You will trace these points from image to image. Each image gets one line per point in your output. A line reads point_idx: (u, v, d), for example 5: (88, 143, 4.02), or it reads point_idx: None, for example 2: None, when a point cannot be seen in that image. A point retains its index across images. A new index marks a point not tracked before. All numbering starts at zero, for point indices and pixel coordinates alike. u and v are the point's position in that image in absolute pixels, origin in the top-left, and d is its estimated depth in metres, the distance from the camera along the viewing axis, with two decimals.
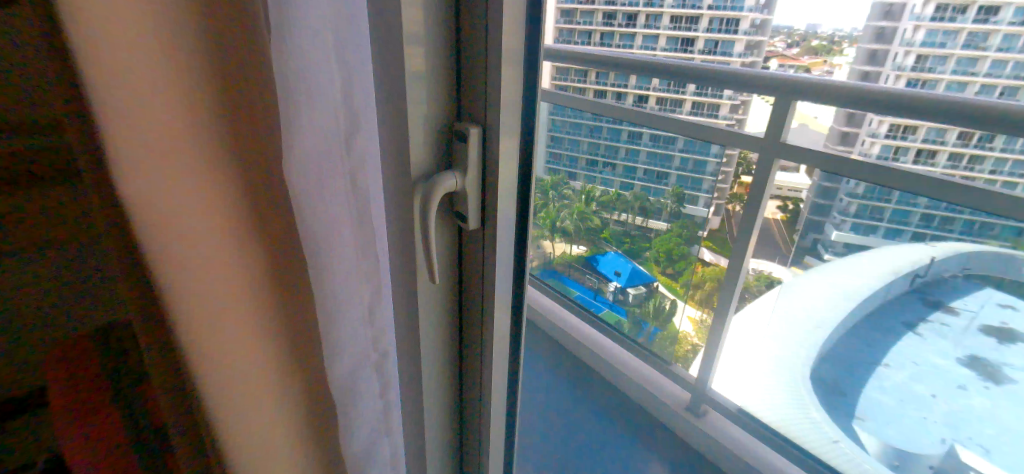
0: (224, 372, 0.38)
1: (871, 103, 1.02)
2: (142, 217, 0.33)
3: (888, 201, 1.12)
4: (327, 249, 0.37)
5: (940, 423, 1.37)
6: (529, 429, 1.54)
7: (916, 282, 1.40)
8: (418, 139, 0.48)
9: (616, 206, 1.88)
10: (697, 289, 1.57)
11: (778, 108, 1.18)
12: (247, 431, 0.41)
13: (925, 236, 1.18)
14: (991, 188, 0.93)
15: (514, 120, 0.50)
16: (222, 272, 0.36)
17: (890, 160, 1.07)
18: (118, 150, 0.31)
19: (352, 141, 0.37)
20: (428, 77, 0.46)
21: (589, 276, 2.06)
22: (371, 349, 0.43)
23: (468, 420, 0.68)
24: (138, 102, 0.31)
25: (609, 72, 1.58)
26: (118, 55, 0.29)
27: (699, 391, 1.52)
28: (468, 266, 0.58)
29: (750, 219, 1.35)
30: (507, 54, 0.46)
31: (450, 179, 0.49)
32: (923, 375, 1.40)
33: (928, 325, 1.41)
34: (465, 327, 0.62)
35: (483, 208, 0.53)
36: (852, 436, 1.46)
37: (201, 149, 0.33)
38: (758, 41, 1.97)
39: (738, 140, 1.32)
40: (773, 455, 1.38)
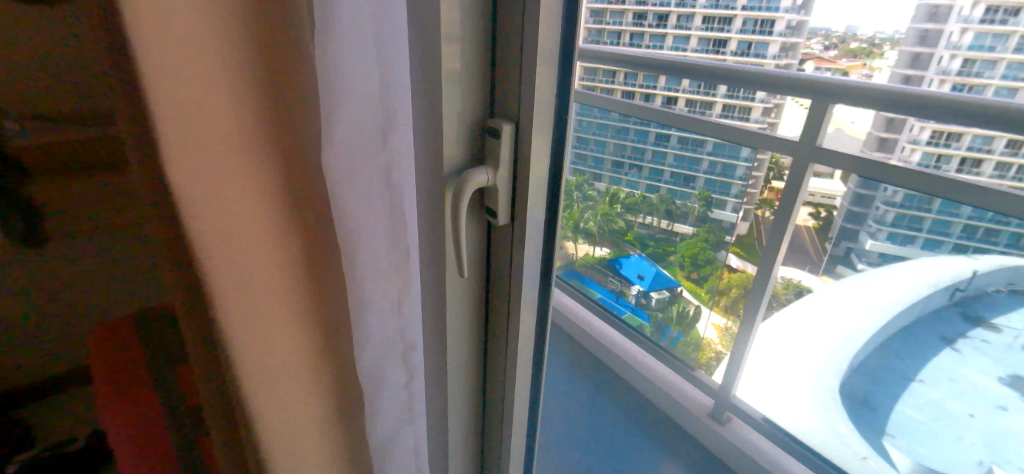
0: (258, 358, 0.39)
1: (914, 107, 0.99)
2: (188, 206, 0.34)
3: (928, 210, 1.08)
4: (364, 234, 0.40)
5: (977, 444, 1.32)
6: (549, 428, 1.54)
7: (956, 296, 1.34)
8: (451, 135, 0.48)
9: (641, 208, 1.86)
10: (723, 296, 1.55)
11: (814, 112, 1.15)
12: (277, 420, 0.42)
13: (967, 247, 1.15)
14: None
15: (546, 119, 0.50)
16: (257, 262, 0.37)
17: (932, 167, 1.02)
18: (170, 141, 0.33)
19: (389, 131, 0.39)
20: (463, 74, 0.46)
21: (612, 278, 2.03)
22: (400, 329, 0.46)
23: (491, 414, 0.69)
24: (189, 96, 0.32)
25: (638, 73, 1.57)
26: (173, 51, 0.31)
27: (723, 399, 1.49)
28: (496, 263, 0.58)
29: (781, 226, 1.32)
30: (542, 52, 0.46)
31: (482, 175, 0.50)
32: (962, 393, 1.34)
33: (968, 340, 1.34)
34: (491, 324, 0.62)
35: (513, 203, 0.54)
36: (881, 452, 1.42)
37: (241, 142, 0.34)
38: (793, 44, 1.91)
39: (771, 144, 1.29)
40: (797, 465, 1.35)
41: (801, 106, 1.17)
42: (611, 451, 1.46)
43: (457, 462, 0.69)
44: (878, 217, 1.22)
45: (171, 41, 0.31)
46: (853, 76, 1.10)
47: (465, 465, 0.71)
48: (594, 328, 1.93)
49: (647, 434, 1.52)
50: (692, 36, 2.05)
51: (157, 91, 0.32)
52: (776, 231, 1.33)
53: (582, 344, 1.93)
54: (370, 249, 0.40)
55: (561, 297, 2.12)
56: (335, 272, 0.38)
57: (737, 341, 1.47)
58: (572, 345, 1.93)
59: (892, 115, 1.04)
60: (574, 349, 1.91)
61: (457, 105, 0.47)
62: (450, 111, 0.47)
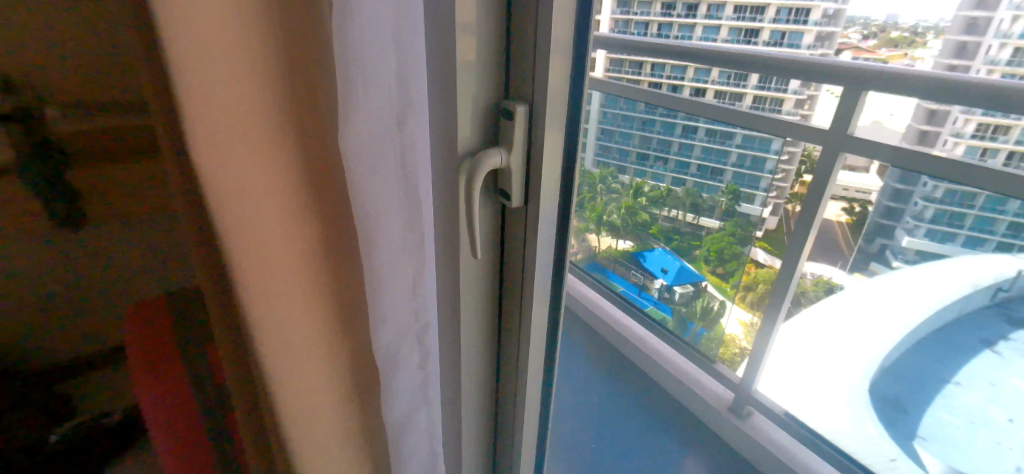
0: (279, 338, 0.42)
1: (960, 94, 0.94)
2: (217, 193, 0.37)
3: (971, 207, 1.05)
4: (376, 232, 0.37)
5: (1017, 451, 1.24)
6: (566, 416, 1.54)
7: (997, 296, 1.30)
8: (466, 117, 0.48)
9: (666, 202, 1.83)
10: (749, 291, 1.54)
11: (846, 101, 1.13)
12: (295, 402, 0.44)
13: (1012, 247, 1.11)
14: None
15: (560, 105, 0.50)
16: (275, 256, 0.39)
17: (977, 159, 0.97)
18: (197, 132, 0.35)
19: (404, 115, 0.37)
20: (478, 60, 0.46)
21: (635, 272, 2.01)
22: (415, 327, 0.43)
23: (503, 398, 0.70)
24: (214, 93, 0.34)
25: (665, 64, 1.55)
26: (201, 51, 0.33)
27: (742, 392, 1.47)
28: (510, 250, 0.59)
29: (808, 220, 1.29)
30: (556, 37, 0.46)
31: (495, 156, 0.49)
32: (1001, 398, 1.28)
33: (1009, 343, 1.30)
34: (503, 309, 0.63)
35: (526, 188, 0.53)
36: (913, 456, 1.36)
37: (259, 143, 0.35)
38: (830, 34, 1.82)
39: (810, 135, 1.25)
40: (818, 461, 1.32)
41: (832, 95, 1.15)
42: (631, 444, 1.46)
43: (470, 446, 0.70)
44: (915, 213, 1.18)
45: (198, 45, 0.32)
46: (893, 63, 1.06)
47: (478, 450, 0.72)
48: (616, 321, 1.92)
49: (666, 427, 1.51)
50: (723, 26, 1.99)
51: (185, 93, 0.34)
52: (801, 221, 1.30)
53: (602, 335, 1.93)
54: (387, 248, 0.38)
55: (583, 289, 2.13)
56: (350, 268, 0.39)
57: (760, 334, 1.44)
58: (591, 338, 1.93)
59: (933, 106, 0.99)
60: (594, 342, 1.90)
61: (470, 89, 0.47)
62: (464, 95, 0.47)
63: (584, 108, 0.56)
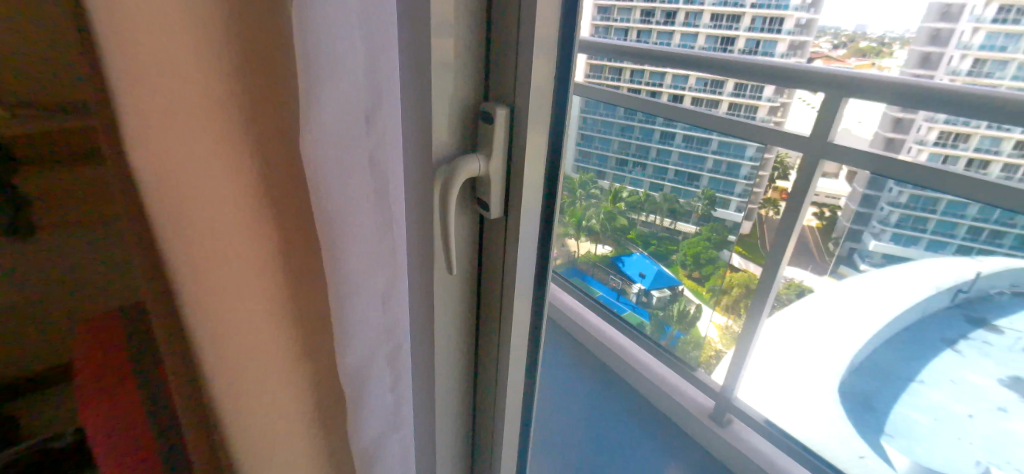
0: (239, 327, 0.42)
1: (929, 100, 0.96)
2: (174, 180, 0.38)
3: (934, 212, 1.09)
4: (344, 232, 0.38)
5: (977, 445, 1.31)
6: (548, 425, 1.54)
7: (958, 297, 1.33)
8: (441, 122, 0.47)
9: (644, 206, 1.84)
10: (724, 295, 1.56)
11: (824, 113, 1.14)
12: (257, 407, 0.45)
13: (971, 250, 1.15)
14: None
15: (544, 110, 0.49)
16: (238, 262, 0.40)
17: (942, 163, 1.00)
18: (155, 118, 0.36)
19: (373, 114, 0.37)
20: (454, 64, 0.45)
21: (613, 276, 2.02)
22: (385, 327, 0.43)
23: (482, 410, 0.68)
24: (175, 81, 0.35)
25: (643, 71, 1.57)
26: (160, 39, 0.34)
27: (723, 400, 1.47)
28: (489, 257, 0.57)
29: (790, 223, 1.29)
30: (538, 43, 0.45)
31: (473, 164, 0.48)
32: (963, 393, 1.33)
33: (969, 342, 1.34)
34: (482, 318, 0.62)
35: (506, 197, 0.52)
36: (881, 454, 1.41)
37: (228, 153, 0.37)
38: (802, 42, 1.85)
39: (788, 142, 1.26)
40: (795, 466, 1.34)
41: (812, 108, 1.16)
42: (611, 450, 1.47)
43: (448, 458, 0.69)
44: (882, 217, 1.22)
45: (158, 33, 0.34)
46: (867, 70, 1.07)
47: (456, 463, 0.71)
48: (595, 327, 1.92)
49: (645, 433, 1.53)
50: (700, 33, 2.01)
51: (142, 80, 0.35)
52: (773, 229, 1.34)
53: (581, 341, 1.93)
54: (358, 247, 0.39)
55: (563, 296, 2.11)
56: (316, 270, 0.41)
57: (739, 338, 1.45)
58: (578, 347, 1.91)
59: (902, 113, 1.01)
60: (574, 348, 1.90)
61: (447, 93, 0.46)
62: (439, 98, 0.46)
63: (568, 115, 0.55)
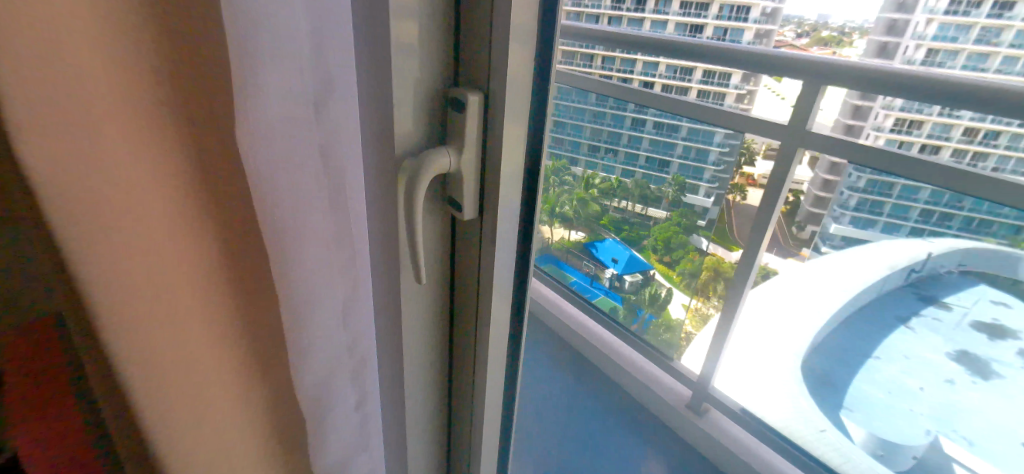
0: (179, 359, 0.39)
1: (892, 87, 0.99)
2: (82, 212, 0.32)
3: (890, 195, 1.14)
4: (294, 230, 0.37)
5: (927, 415, 1.39)
6: (527, 415, 1.55)
7: (911, 276, 1.40)
8: (405, 111, 0.46)
9: (616, 193, 1.87)
10: (694, 278, 1.63)
11: (808, 89, 1.13)
12: (199, 434, 0.42)
13: (923, 231, 1.21)
14: (1005, 178, 0.92)
15: (521, 100, 0.48)
16: (172, 280, 0.37)
17: (896, 146, 1.05)
18: (46, 137, 0.29)
19: (323, 104, 0.36)
20: (423, 57, 0.45)
21: (586, 262, 2.05)
22: (341, 323, 0.43)
23: (460, 402, 0.69)
24: (84, 91, 0.30)
25: (615, 57, 1.57)
26: (62, 40, 0.28)
27: (700, 390, 1.48)
28: (465, 249, 0.57)
29: (765, 216, 1.30)
30: (514, 36, 0.45)
31: (444, 158, 0.48)
32: (915, 369, 1.41)
33: (921, 319, 1.42)
34: (456, 308, 0.62)
35: (481, 192, 0.52)
36: (841, 428, 1.47)
37: (154, 160, 0.34)
38: (767, 31, 1.88)
39: (763, 131, 1.27)
40: (774, 456, 1.35)
41: (779, 99, 1.18)
42: (591, 439, 1.48)
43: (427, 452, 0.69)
44: (840, 201, 1.29)
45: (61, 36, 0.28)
46: (840, 56, 1.09)
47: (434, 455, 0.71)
48: (574, 318, 1.92)
49: (623, 420, 1.55)
50: (670, 21, 1.98)
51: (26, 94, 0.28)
52: (745, 216, 1.36)
53: (554, 328, 1.94)
54: (309, 247, 0.38)
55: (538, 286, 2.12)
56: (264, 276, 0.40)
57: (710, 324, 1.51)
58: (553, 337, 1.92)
59: (862, 102, 1.05)
60: (551, 338, 1.92)
61: (413, 81, 0.45)
62: (404, 86, 0.45)
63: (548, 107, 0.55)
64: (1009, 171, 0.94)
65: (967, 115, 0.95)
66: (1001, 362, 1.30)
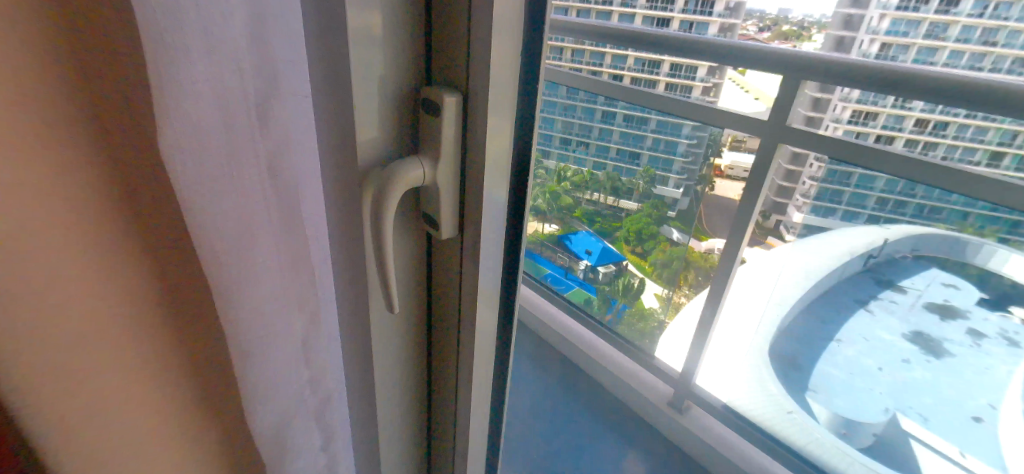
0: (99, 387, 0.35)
1: (860, 80, 1.01)
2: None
3: (848, 184, 1.20)
4: (232, 264, 0.33)
5: (885, 394, 1.47)
6: (515, 421, 1.52)
7: (869, 262, 1.45)
8: (370, 116, 0.42)
9: (588, 185, 1.90)
10: (665, 268, 1.70)
11: (787, 88, 1.14)
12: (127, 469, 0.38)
13: (879, 219, 1.27)
14: (968, 168, 0.95)
15: (507, 97, 0.44)
16: (86, 303, 0.33)
17: (856, 137, 1.09)
18: None
19: (267, 113, 0.32)
20: (390, 58, 0.41)
21: (561, 254, 2.05)
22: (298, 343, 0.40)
23: (447, 417, 0.66)
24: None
25: (584, 50, 1.58)
26: None
27: (681, 387, 1.49)
28: (445, 262, 0.53)
29: (745, 217, 1.33)
30: (502, 35, 0.40)
31: (416, 171, 0.44)
32: (873, 349, 1.48)
33: (880, 303, 1.47)
34: (437, 318, 0.59)
35: (459, 212, 0.49)
36: (804, 407, 1.56)
37: (58, 171, 0.30)
38: (730, 25, 1.90)
39: (740, 125, 1.28)
40: (755, 451, 1.38)
41: (751, 98, 1.23)
42: (580, 445, 1.45)
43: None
44: (803, 191, 1.31)
45: None
46: (801, 48, 1.12)
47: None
48: (551, 317, 1.94)
49: (607, 424, 1.53)
50: (637, 14, 1.98)
51: None
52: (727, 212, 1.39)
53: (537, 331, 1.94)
54: (261, 272, 0.35)
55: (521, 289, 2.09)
56: (200, 294, 0.36)
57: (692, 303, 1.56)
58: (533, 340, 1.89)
59: (820, 92, 1.11)
60: (532, 339, 1.90)
61: (377, 80, 0.41)
62: (369, 86, 0.41)
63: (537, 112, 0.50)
64: (962, 161, 0.99)
65: (919, 106, 1.01)
66: (953, 341, 1.37)
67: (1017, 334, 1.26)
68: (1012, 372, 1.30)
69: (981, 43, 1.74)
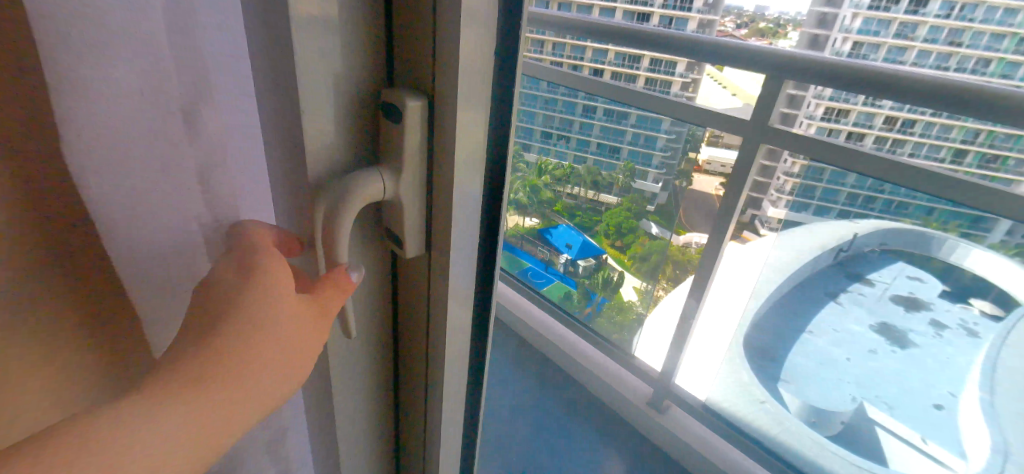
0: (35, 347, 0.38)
1: (836, 78, 1.03)
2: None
3: (820, 179, 1.23)
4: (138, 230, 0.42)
5: (853, 383, 1.51)
6: (499, 423, 1.50)
7: (839, 256, 1.49)
8: (322, 118, 0.39)
9: (569, 179, 1.90)
10: (644, 262, 1.72)
11: (768, 89, 1.17)
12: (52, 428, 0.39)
13: (849, 214, 1.31)
14: (932, 167, 0.98)
15: (479, 94, 0.41)
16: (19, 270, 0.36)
17: (827, 135, 1.12)
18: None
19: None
20: (345, 61, 0.38)
21: (541, 247, 2.06)
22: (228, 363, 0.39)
23: (417, 433, 0.64)
24: None
25: (565, 44, 1.58)
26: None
27: (662, 386, 1.52)
28: (412, 274, 0.51)
29: (727, 215, 1.35)
30: (472, 38, 0.38)
31: (374, 183, 0.41)
32: (842, 340, 1.54)
33: (847, 294, 1.53)
34: (404, 326, 0.56)
35: (427, 224, 0.46)
36: (776, 396, 1.62)
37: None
38: (709, 21, 1.92)
39: (719, 122, 1.31)
40: (735, 451, 1.41)
41: (729, 93, 1.27)
42: (561, 446, 1.46)
43: None
44: (778, 186, 1.31)
45: None
46: (780, 46, 1.14)
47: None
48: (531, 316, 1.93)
49: (592, 428, 1.54)
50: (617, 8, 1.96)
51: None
52: (703, 207, 1.45)
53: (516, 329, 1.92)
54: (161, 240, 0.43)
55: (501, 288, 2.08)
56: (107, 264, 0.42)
57: (672, 295, 1.60)
58: (515, 339, 1.89)
59: (796, 92, 1.14)
60: (513, 337, 1.90)
61: (327, 78, 0.38)
62: (322, 86, 0.38)
63: (512, 114, 0.49)
64: (931, 159, 1.03)
65: (887, 105, 1.04)
66: (916, 332, 1.43)
67: (976, 326, 1.32)
68: (971, 364, 1.36)
69: (948, 43, 1.82)
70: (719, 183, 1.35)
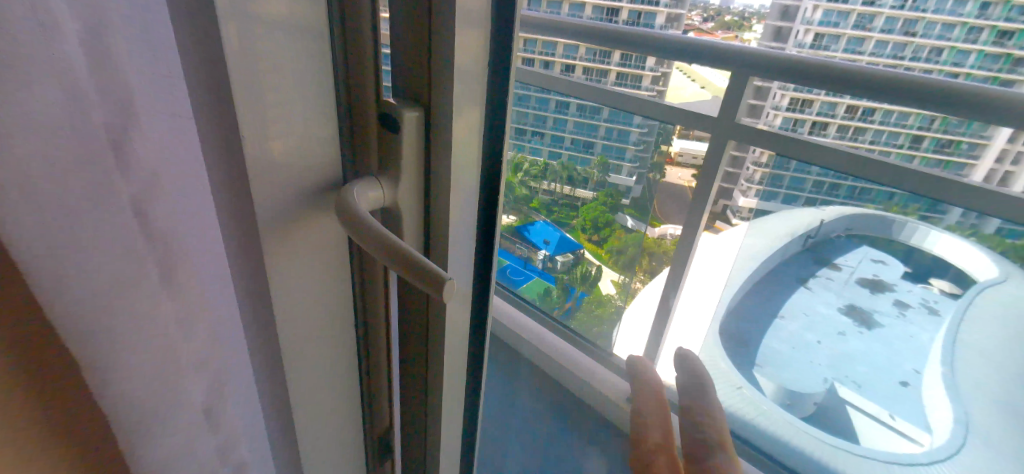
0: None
1: (805, 73, 1.08)
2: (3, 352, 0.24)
3: (787, 169, 1.26)
4: None
5: (825, 364, 1.58)
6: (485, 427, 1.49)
7: (809, 242, 1.58)
8: (287, 124, 0.35)
9: (545, 176, 1.84)
10: (620, 256, 1.78)
11: (734, 84, 1.20)
12: None
13: (817, 200, 1.33)
14: (902, 163, 1.03)
15: (472, 96, 0.42)
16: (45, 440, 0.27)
17: (792, 130, 1.17)
18: None
19: (123, 147, 0.27)
20: (323, 62, 0.36)
21: (519, 245, 1.82)
22: (205, 426, 0.35)
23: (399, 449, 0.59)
24: None
25: (538, 40, 1.46)
26: None
27: None
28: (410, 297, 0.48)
29: (695, 209, 1.39)
30: (461, 40, 0.39)
31: (375, 190, 0.40)
32: (812, 323, 1.62)
33: (817, 279, 1.64)
34: (371, 350, 0.50)
35: (427, 234, 0.46)
36: (754, 382, 1.59)
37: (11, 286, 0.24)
38: (675, 16, 1.82)
39: (683, 118, 1.35)
40: None
41: (698, 86, 1.29)
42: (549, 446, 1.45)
43: None
44: (747, 176, 1.35)
45: None
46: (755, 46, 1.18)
47: None
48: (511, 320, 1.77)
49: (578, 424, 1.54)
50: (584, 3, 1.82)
51: None
52: (679, 199, 1.47)
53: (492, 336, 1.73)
54: None
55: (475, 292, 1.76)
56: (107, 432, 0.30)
57: (651, 286, 1.66)
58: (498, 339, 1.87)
59: (763, 82, 1.15)
60: None
61: (283, 89, 0.34)
62: (280, 97, 0.35)
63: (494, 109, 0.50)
64: (899, 149, 1.07)
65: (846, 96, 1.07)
66: (880, 312, 1.53)
67: (936, 304, 1.40)
68: (933, 339, 1.46)
69: (904, 33, 1.87)
70: (692, 175, 1.37)
